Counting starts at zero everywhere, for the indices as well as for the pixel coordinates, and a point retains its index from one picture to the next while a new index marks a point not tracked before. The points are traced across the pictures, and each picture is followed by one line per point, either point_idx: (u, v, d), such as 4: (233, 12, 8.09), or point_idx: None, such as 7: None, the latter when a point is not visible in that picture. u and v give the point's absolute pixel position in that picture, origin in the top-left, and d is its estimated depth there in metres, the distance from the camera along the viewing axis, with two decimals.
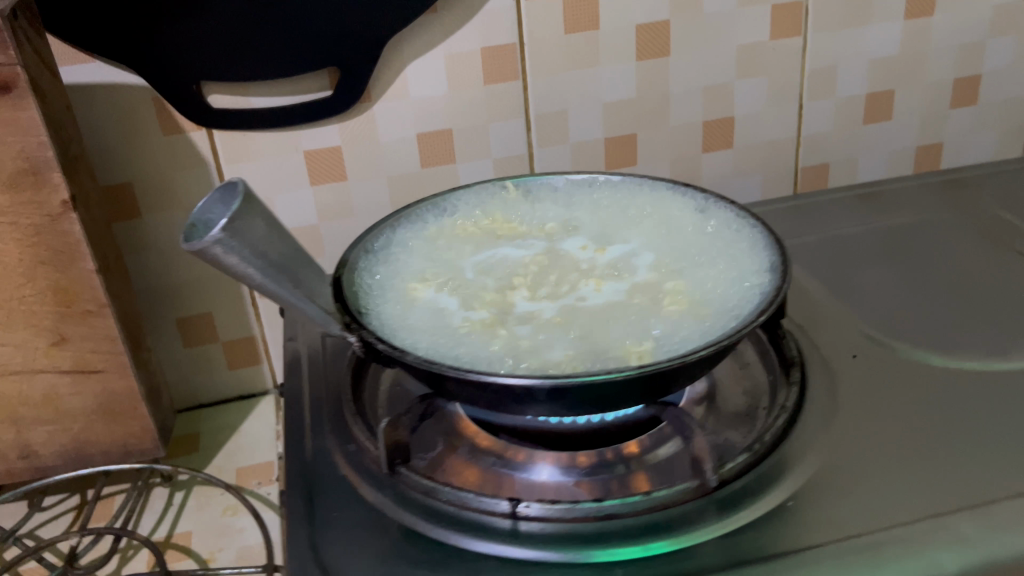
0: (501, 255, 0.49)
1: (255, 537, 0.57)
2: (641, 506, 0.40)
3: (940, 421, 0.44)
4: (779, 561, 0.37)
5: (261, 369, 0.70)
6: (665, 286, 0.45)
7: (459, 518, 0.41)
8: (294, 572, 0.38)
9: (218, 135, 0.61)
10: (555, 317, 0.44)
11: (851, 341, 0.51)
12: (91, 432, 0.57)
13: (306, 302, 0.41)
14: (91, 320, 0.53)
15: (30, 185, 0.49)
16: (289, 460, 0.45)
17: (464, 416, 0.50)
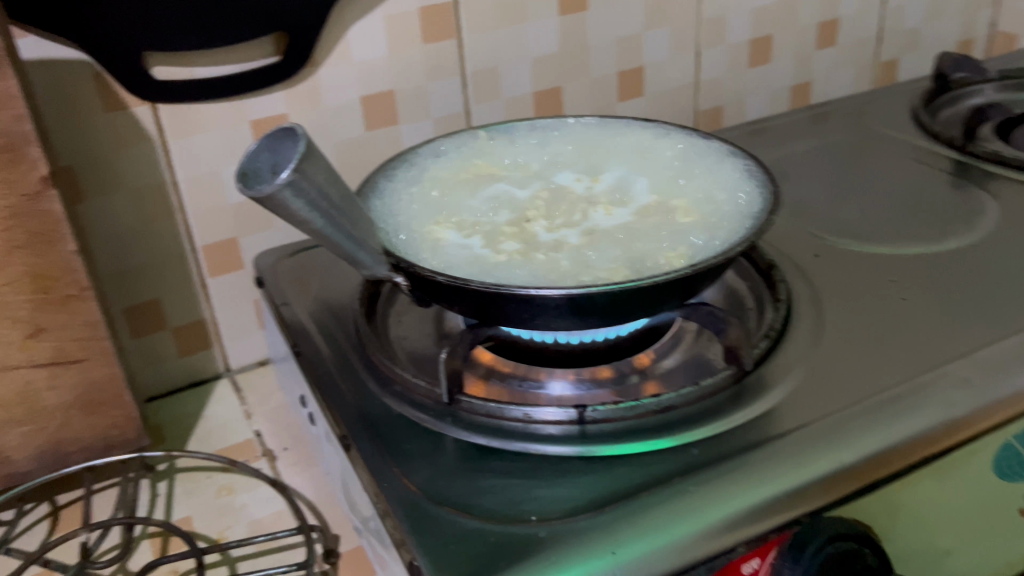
0: (502, 195, 0.52)
1: (262, 511, 0.55)
2: (692, 396, 0.44)
3: (908, 295, 0.51)
4: (834, 418, 0.42)
5: (212, 353, 0.68)
6: (668, 205, 0.49)
7: (530, 431, 0.43)
8: (400, 501, 0.39)
9: (163, 108, 0.59)
10: (580, 241, 0.47)
11: (806, 243, 0.58)
12: (70, 429, 0.53)
13: (360, 248, 0.41)
14: (72, 306, 0.50)
15: (6, 164, 0.46)
16: (339, 411, 0.46)
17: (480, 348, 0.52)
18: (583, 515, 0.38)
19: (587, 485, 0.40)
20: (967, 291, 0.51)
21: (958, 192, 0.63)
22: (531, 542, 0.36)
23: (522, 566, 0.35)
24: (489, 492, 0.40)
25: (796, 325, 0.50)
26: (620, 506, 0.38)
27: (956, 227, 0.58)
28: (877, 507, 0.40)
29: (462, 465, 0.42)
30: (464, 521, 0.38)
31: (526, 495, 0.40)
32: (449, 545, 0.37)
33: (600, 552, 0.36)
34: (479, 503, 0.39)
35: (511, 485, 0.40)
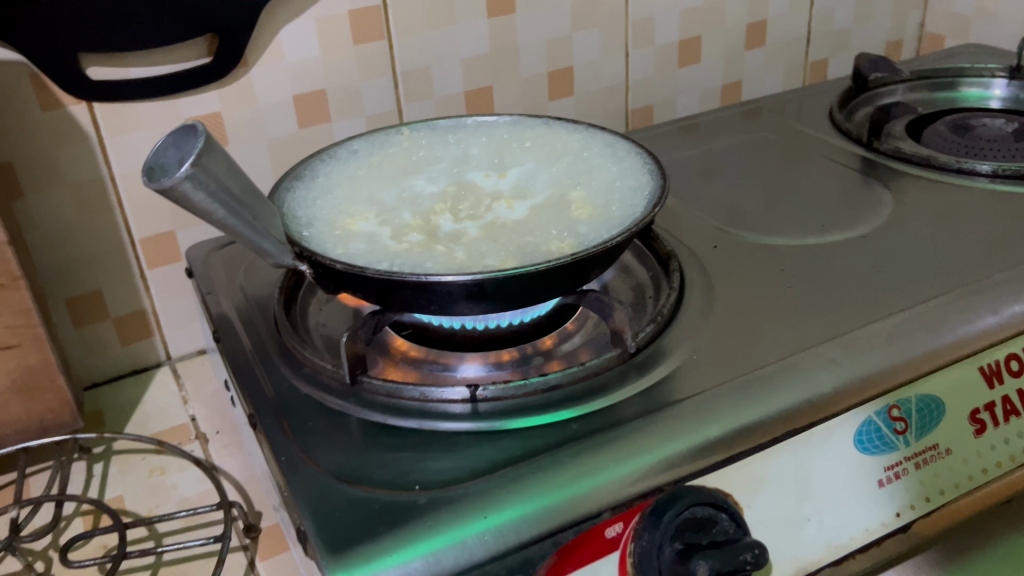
0: (414, 188, 0.55)
1: (190, 490, 0.58)
2: (578, 374, 0.47)
3: (795, 283, 0.55)
4: (706, 394, 0.45)
5: (153, 342, 0.71)
6: (567, 198, 0.52)
7: (426, 408, 0.46)
8: (293, 474, 0.42)
9: (99, 107, 0.62)
10: (480, 233, 0.50)
11: (709, 235, 0.61)
12: (5, 412, 0.56)
13: (263, 236, 0.44)
14: (5, 294, 0.53)
15: None
16: (251, 394, 0.49)
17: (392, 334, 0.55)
18: (462, 484, 0.41)
19: (471, 457, 0.43)
20: (852, 279, 0.54)
21: (862, 187, 0.67)
22: (410, 509, 0.39)
23: (398, 530, 0.38)
24: (380, 464, 0.43)
25: (685, 309, 0.53)
26: (496, 476, 0.41)
27: (852, 220, 0.62)
28: (743, 477, 0.43)
29: (358, 440, 0.45)
30: (352, 490, 0.41)
31: (413, 467, 0.43)
32: (334, 512, 0.40)
33: (471, 516, 0.39)
34: (368, 475, 0.42)
35: (401, 458, 0.43)
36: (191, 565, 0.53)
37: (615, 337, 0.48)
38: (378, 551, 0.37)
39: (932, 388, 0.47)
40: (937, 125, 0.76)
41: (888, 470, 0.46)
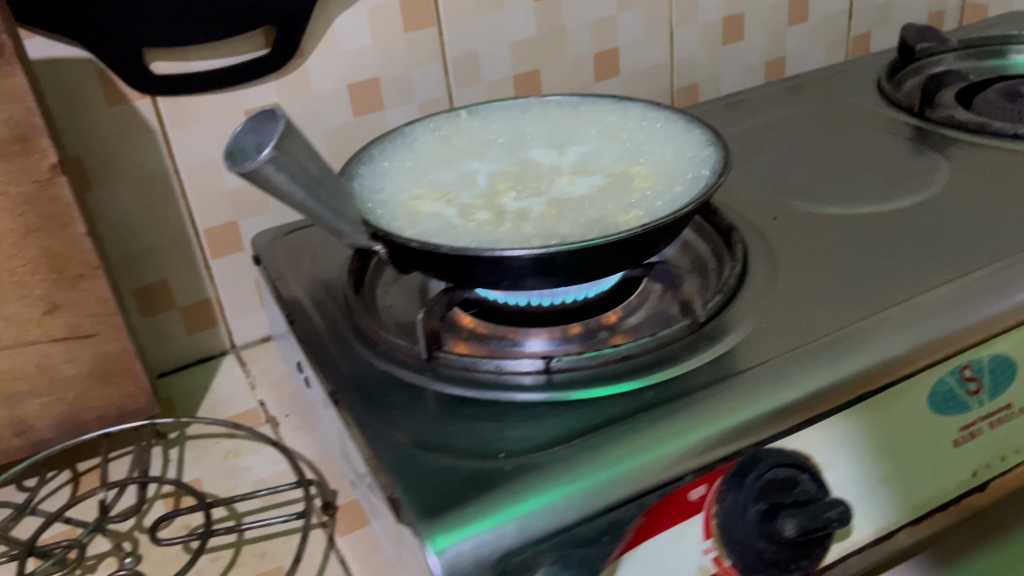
0: (477, 168, 0.55)
1: (266, 471, 0.60)
2: (650, 344, 0.48)
3: (858, 251, 0.55)
4: (781, 358, 0.45)
5: (219, 331, 0.72)
6: (630, 173, 0.52)
7: (501, 380, 0.47)
8: (380, 444, 0.44)
9: (162, 101, 0.63)
10: (546, 208, 0.51)
11: (767, 207, 0.61)
12: (86, 399, 0.58)
13: (338, 217, 0.46)
14: (84, 284, 0.55)
15: (19, 153, 0.50)
16: (329, 371, 0.50)
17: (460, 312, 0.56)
18: (545, 451, 0.42)
19: (550, 426, 0.44)
20: (915, 245, 0.55)
21: (916, 156, 0.67)
22: (497, 475, 0.40)
23: (488, 494, 0.39)
24: (462, 434, 0.44)
25: (751, 279, 0.53)
26: (577, 442, 0.42)
27: (909, 188, 0.62)
28: (821, 440, 0.43)
29: (439, 413, 0.46)
30: (438, 459, 0.42)
31: (495, 436, 0.44)
32: (423, 479, 0.41)
33: (557, 479, 0.40)
34: (452, 444, 0.43)
35: (482, 428, 0.44)
36: (272, 543, 0.54)
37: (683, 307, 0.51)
38: (470, 514, 0.38)
39: (1003, 348, 0.48)
40: (987, 92, 0.76)
41: (965, 429, 0.47)
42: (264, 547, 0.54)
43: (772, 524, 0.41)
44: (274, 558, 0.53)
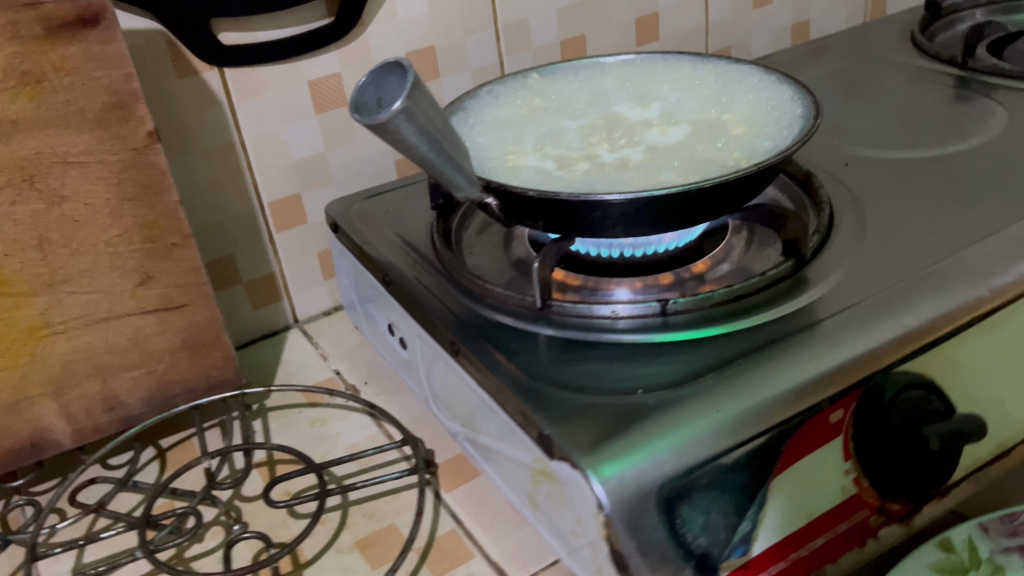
0: (563, 124, 0.56)
1: (357, 436, 0.60)
2: (761, 284, 0.50)
3: (937, 190, 0.57)
4: (894, 289, 0.47)
5: (282, 306, 0.72)
6: (719, 121, 0.54)
7: (618, 324, 0.48)
8: (515, 387, 0.44)
9: (229, 72, 0.63)
10: (644, 157, 0.52)
11: (834, 155, 0.63)
12: (175, 371, 0.58)
13: (456, 171, 0.46)
14: (177, 253, 0.54)
15: (117, 120, 0.50)
16: (441, 323, 0.51)
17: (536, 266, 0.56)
18: (683, 385, 0.43)
19: (680, 362, 0.45)
20: (988, 182, 0.57)
21: (966, 103, 0.69)
22: (644, 409, 0.41)
23: (640, 426, 0.40)
24: (595, 375, 0.45)
25: (841, 220, 0.55)
26: (715, 376, 0.43)
27: (967, 132, 0.64)
28: (942, 363, 0.45)
29: (566, 357, 0.47)
30: (578, 397, 0.43)
31: (629, 375, 0.45)
32: (571, 416, 0.42)
33: (706, 409, 0.41)
34: (588, 384, 0.44)
35: (613, 368, 0.45)
36: (379, 502, 0.55)
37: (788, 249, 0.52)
38: (628, 446, 0.39)
39: None
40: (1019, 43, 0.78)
41: None
42: (371, 506, 0.55)
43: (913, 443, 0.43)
44: (384, 516, 0.54)
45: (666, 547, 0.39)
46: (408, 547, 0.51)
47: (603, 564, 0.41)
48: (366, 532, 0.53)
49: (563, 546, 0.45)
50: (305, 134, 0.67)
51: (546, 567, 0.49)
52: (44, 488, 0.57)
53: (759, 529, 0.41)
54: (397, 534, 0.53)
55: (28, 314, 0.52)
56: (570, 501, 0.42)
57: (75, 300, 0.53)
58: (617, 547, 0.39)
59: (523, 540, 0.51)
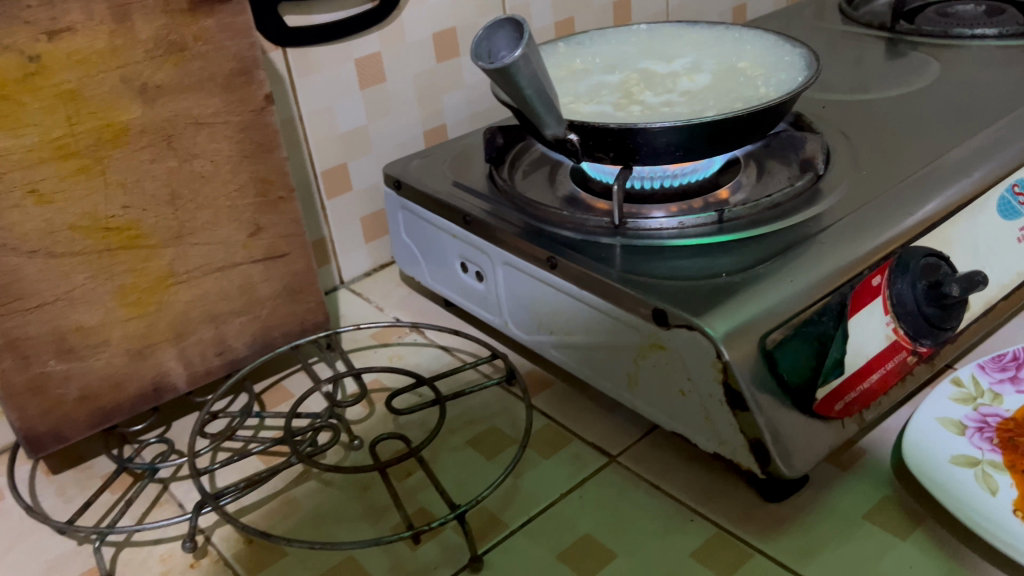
0: (601, 82, 0.67)
1: (435, 363, 0.69)
2: (791, 193, 0.61)
3: (902, 120, 0.70)
4: (896, 189, 0.59)
5: (330, 269, 0.80)
6: (734, 74, 0.65)
7: (684, 232, 0.59)
8: (620, 280, 0.54)
9: (291, 52, 0.69)
10: (682, 101, 0.63)
11: (810, 102, 0.76)
12: (276, 316, 0.65)
13: (549, 113, 0.55)
14: (283, 206, 0.63)
15: (241, 85, 0.57)
16: (530, 245, 0.60)
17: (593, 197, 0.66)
18: (757, 267, 0.54)
19: (747, 254, 0.56)
20: (941, 112, 0.71)
21: (900, 59, 0.83)
22: (734, 286, 0.52)
23: (737, 297, 0.51)
24: (681, 268, 0.55)
25: (836, 146, 0.68)
26: (779, 259, 0.54)
27: (910, 79, 0.78)
28: (940, 241, 0.58)
29: (650, 257, 0.57)
30: (676, 283, 0.53)
31: (709, 265, 0.55)
32: (677, 296, 0.52)
33: (783, 281, 0.51)
34: (679, 274, 0.54)
35: (692, 262, 0.56)
36: (474, 410, 0.64)
37: (805, 166, 0.64)
38: (732, 310, 0.49)
39: None
40: (927, 12, 0.94)
41: None
42: (469, 415, 0.63)
43: (939, 292, 0.54)
44: (483, 420, 0.63)
45: (770, 383, 0.49)
46: (514, 440, 0.60)
47: (715, 407, 0.50)
48: (472, 434, 0.62)
49: (665, 411, 0.55)
50: (351, 108, 0.75)
51: (633, 443, 0.59)
52: (160, 432, 0.65)
53: (847, 357, 0.51)
54: (500, 433, 0.61)
55: (158, 265, 0.58)
56: (682, 363, 0.51)
57: (198, 251, 0.60)
58: (735, 386, 0.48)
59: (611, 426, 0.61)
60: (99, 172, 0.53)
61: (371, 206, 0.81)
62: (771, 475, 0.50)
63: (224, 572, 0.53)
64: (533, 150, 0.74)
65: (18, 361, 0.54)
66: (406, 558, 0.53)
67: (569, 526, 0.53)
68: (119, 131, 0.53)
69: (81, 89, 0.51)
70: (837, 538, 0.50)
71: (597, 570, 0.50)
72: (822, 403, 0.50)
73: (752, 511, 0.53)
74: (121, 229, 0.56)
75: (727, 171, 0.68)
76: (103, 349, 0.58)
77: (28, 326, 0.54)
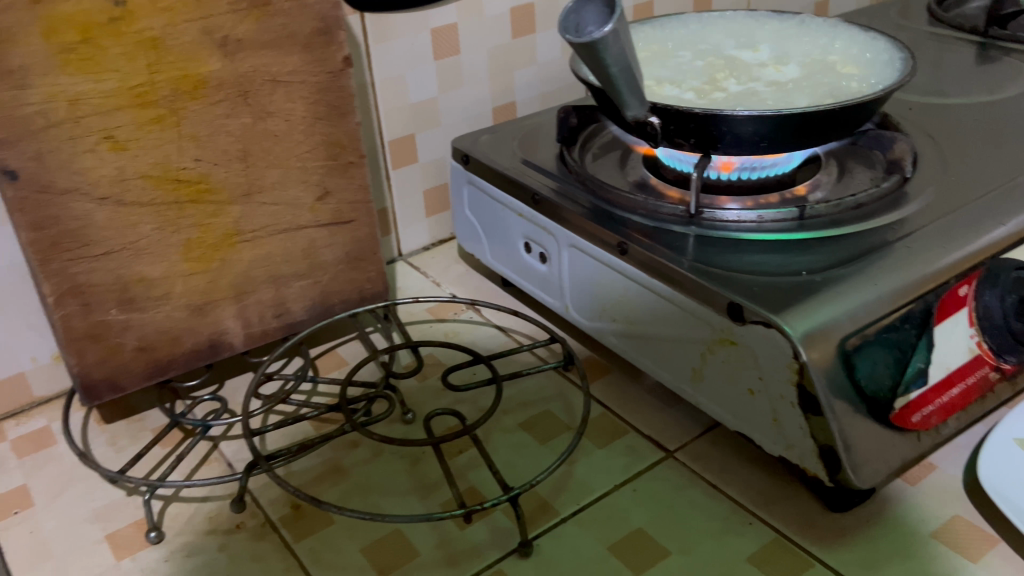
0: (683, 66, 0.65)
1: (491, 342, 0.68)
2: (876, 195, 0.58)
3: (996, 126, 0.68)
4: (989, 197, 0.57)
5: (389, 240, 0.80)
6: (821, 68, 0.64)
7: (763, 227, 0.57)
8: (693, 270, 0.52)
9: (369, 18, 0.68)
10: (766, 91, 0.61)
11: (898, 103, 0.73)
12: (337, 282, 0.65)
13: (633, 96, 0.53)
14: (353, 171, 0.62)
15: (321, 45, 0.57)
16: (600, 228, 0.58)
17: (666, 185, 0.64)
18: (839, 267, 0.51)
19: (828, 254, 0.53)
20: None
21: (992, 65, 0.80)
22: (814, 285, 0.50)
23: (817, 297, 0.48)
24: (760, 264, 0.53)
25: (923, 149, 0.65)
26: (862, 261, 0.52)
27: (1004, 86, 0.75)
28: None
29: (727, 250, 0.55)
30: (753, 278, 0.51)
31: (787, 263, 0.53)
32: (754, 291, 0.50)
33: (866, 285, 0.49)
34: (757, 269, 0.52)
35: (770, 258, 0.54)
36: (528, 393, 0.63)
37: (891, 168, 0.62)
38: (813, 310, 0.47)
39: None
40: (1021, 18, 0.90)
41: None
42: (525, 398, 0.62)
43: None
44: (538, 404, 0.62)
45: (847, 389, 0.47)
46: (568, 427, 0.59)
47: (786, 409, 0.48)
48: (525, 417, 0.61)
49: (729, 409, 0.53)
50: (424, 78, 0.74)
51: (691, 440, 0.58)
52: (213, 390, 0.65)
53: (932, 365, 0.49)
54: (555, 418, 0.60)
55: (225, 222, 0.58)
56: (753, 361, 0.49)
57: (265, 211, 0.59)
58: (811, 389, 0.46)
59: (668, 421, 0.60)
60: (174, 123, 0.53)
61: (435, 179, 0.80)
62: (839, 483, 0.48)
63: (270, 535, 0.52)
64: (607, 132, 0.73)
65: (80, 308, 0.54)
66: (454, 536, 0.52)
67: (622, 519, 0.52)
68: (196, 83, 0.53)
69: (163, 37, 0.51)
70: (901, 553, 0.49)
71: (651, 564, 0.49)
72: (898, 414, 0.48)
73: (813, 519, 0.51)
74: (191, 182, 0.55)
75: (808, 169, 0.65)
76: (164, 302, 0.57)
77: (93, 273, 0.54)
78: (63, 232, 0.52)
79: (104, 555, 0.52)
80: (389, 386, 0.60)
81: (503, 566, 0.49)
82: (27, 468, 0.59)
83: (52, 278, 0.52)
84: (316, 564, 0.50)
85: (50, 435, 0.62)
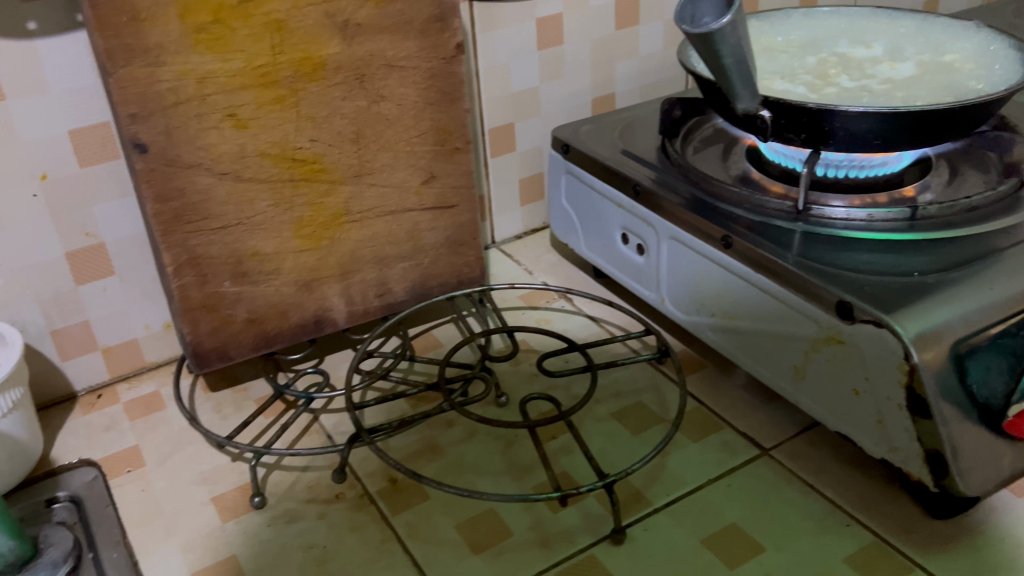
0: (793, 62, 0.64)
1: (583, 332, 0.69)
2: (993, 198, 0.57)
3: None
4: None
5: (485, 226, 0.81)
6: (938, 66, 0.62)
7: (873, 225, 0.55)
8: (800, 266, 0.52)
9: (478, 7, 0.69)
10: (879, 88, 0.60)
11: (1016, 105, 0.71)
12: (437, 265, 0.66)
13: (746, 88, 0.52)
14: (458, 157, 0.63)
15: (436, 31, 0.58)
16: (703, 220, 0.58)
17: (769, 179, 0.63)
18: (954, 270, 0.50)
19: (942, 256, 0.52)
20: None
21: None
22: (927, 286, 0.49)
23: (931, 299, 0.47)
24: (870, 263, 0.52)
25: None
26: (978, 265, 0.50)
27: None
28: None
29: (834, 248, 0.54)
30: (863, 277, 0.50)
31: (898, 263, 0.52)
32: (865, 290, 0.49)
33: (982, 289, 0.48)
34: (867, 269, 0.51)
35: (880, 258, 0.53)
36: (620, 383, 0.63)
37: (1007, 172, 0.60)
38: (926, 311, 0.46)
39: None
40: None
41: None
42: (617, 388, 0.63)
43: None
44: (630, 395, 0.62)
45: (958, 394, 0.46)
46: (661, 419, 0.59)
47: (892, 411, 0.48)
48: (618, 407, 0.61)
49: (830, 408, 0.52)
50: (527, 67, 0.75)
51: (788, 439, 0.58)
52: (314, 364, 0.67)
53: None
54: (648, 409, 0.60)
55: (335, 202, 0.59)
56: (860, 361, 0.49)
57: (373, 192, 0.61)
58: (920, 391, 0.45)
59: (763, 419, 0.59)
60: (294, 104, 0.55)
61: (532, 168, 0.81)
62: (944, 489, 0.47)
63: (368, 506, 0.54)
64: (709, 125, 0.72)
65: (196, 278, 0.56)
66: (547, 519, 0.52)
67: (716, 513, 0.52)
68: (316, 65, 0.55)
69: (288, 20, 0.52)
70: (1005, 565, 0.47)
71: (744, 559, 0.49)
72: (1014, 423, 0.47)
73: (914, 524, 0.50)
74: (306, 161, 0.57)
75: (918, 170, 0.64)
76: (274, 277, 0.59)
77: (210, 246, 0.56)
78: (185, 205, 0.54)
79: (211, 516, 0.54)
80: (485, 368, 0.61)
81: (596, 551, 0.50)
82: (140, 430, 0.62)
83: (173, 248, 0.55)
84: (412, 537, 0.51)
85: (160, 400, 0.65)
